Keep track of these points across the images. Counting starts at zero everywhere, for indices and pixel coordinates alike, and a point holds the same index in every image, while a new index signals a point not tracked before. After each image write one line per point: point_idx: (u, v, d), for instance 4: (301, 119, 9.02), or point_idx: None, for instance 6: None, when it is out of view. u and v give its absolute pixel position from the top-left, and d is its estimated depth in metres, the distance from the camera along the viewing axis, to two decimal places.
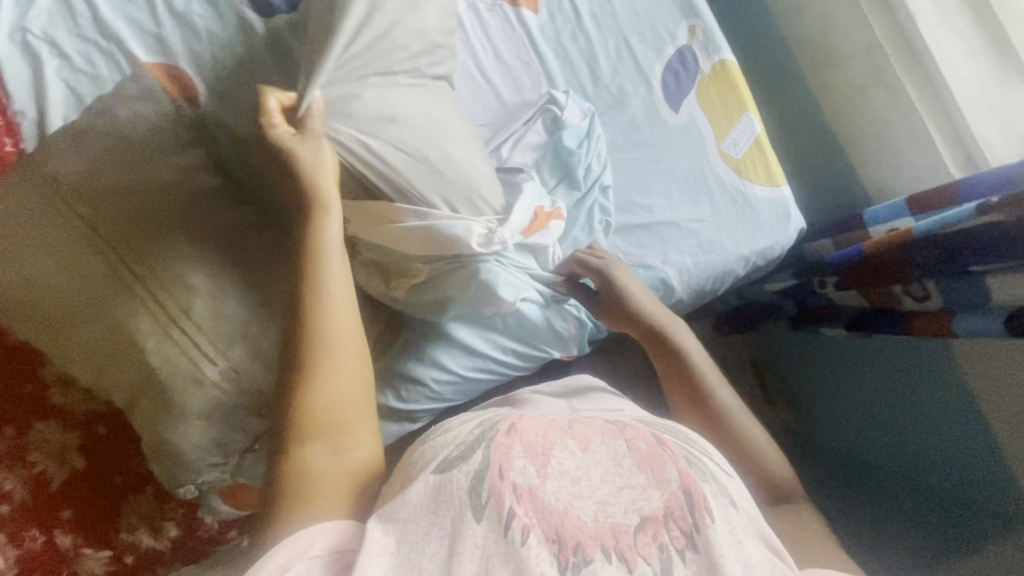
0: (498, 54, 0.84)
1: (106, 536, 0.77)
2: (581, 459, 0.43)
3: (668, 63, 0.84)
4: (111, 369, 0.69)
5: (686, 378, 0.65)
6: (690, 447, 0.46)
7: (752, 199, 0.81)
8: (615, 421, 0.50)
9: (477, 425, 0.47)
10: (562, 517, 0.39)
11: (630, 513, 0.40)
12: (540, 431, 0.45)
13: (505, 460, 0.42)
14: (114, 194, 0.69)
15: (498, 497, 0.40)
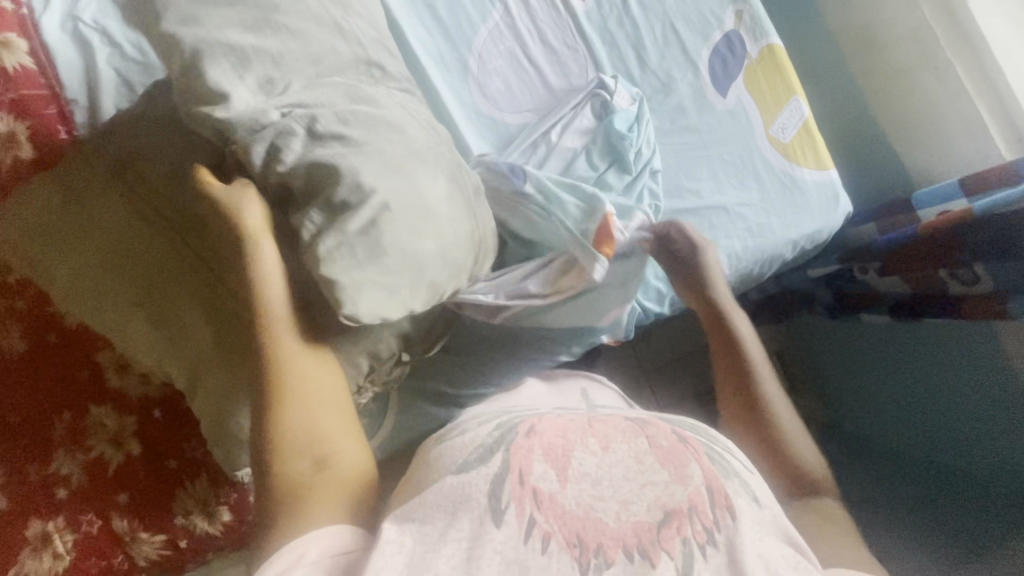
0: (545, 40, 0.84)
1: (161, 521, 0.77)
2: (601, 459, 0.45)
3: (716, 48, 0.84)
4: (175, 349, 0.69)
5: (740, 372, 0.70)
6: (711, 446, 0.50)
7: (800, 181, 0.82)
8: (635, 418, 0.53)
9: (495, 429, 0.50)
10: (583, 521, 0.41)
11: (653, 510, 0.42)
12: (560, 432, 0.48)
13: (525, 464, 0.43)
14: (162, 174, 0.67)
15: (518, 501, 0.41)
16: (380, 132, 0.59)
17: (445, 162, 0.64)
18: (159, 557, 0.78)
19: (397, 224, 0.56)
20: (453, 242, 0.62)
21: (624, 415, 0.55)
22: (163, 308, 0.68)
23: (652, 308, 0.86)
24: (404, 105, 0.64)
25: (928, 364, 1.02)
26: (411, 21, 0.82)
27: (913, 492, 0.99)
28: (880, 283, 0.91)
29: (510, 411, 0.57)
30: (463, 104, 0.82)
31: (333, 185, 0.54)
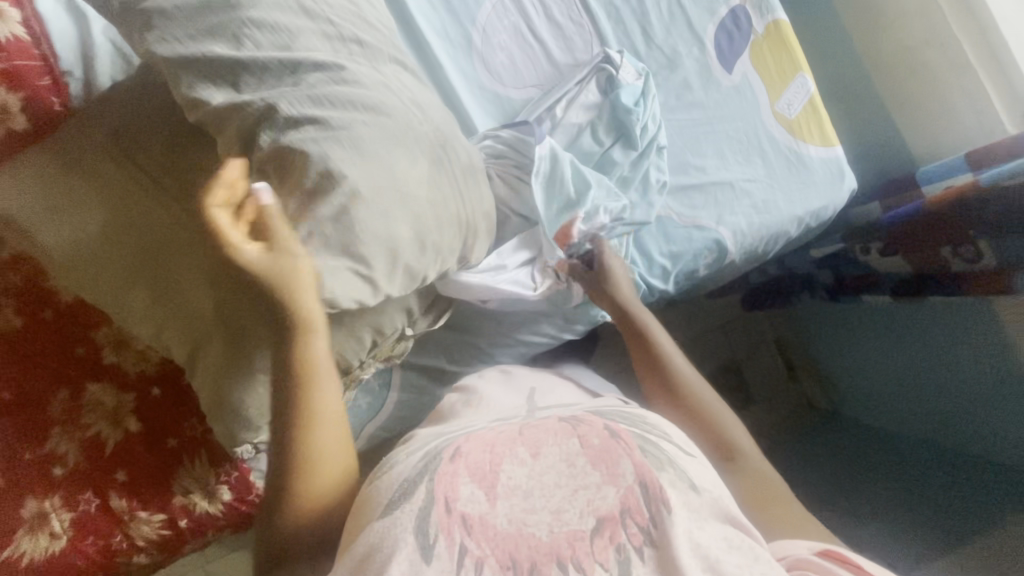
0: (549, 14, 0.83)
1: (161, 500, 0.76)
2: (532, 468, 0.47)
3: (722, 23, 0.83)
4: (170, 324, 0.67)
5: (658, 368, 0.70)
6: (644, 436, 0.50)
7: (805, 158, 0.81)
8: (569, 418, 0.54)
9: (421, 458, 0.49)
10: (515, 539, 0.42)
11: (586, 516, 0.44)
12: (485, 448, 0.49)
13: (450, 491, 0.45)
14: (153, 148, 0.66)
15: (447, 532, 0.43)
16: (356, 112, 0.57)
17: (428, 142, 0.62)
18: (158, 537, 0.76)
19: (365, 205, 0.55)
20: (433, 226, 0.61)
21: (560, 415, 0.56)
22: (165, 282, 0.67)
23: (657, 285, 0.81)
24: (387, 83, 0.62)
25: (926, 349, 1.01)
26: None
27: (899, 484, 1.01)
28: (879, 264, 0.92)
29: (444, 430, 0.57)
30: (467, 79, 0.82)
31: (302, 171, 0.54)
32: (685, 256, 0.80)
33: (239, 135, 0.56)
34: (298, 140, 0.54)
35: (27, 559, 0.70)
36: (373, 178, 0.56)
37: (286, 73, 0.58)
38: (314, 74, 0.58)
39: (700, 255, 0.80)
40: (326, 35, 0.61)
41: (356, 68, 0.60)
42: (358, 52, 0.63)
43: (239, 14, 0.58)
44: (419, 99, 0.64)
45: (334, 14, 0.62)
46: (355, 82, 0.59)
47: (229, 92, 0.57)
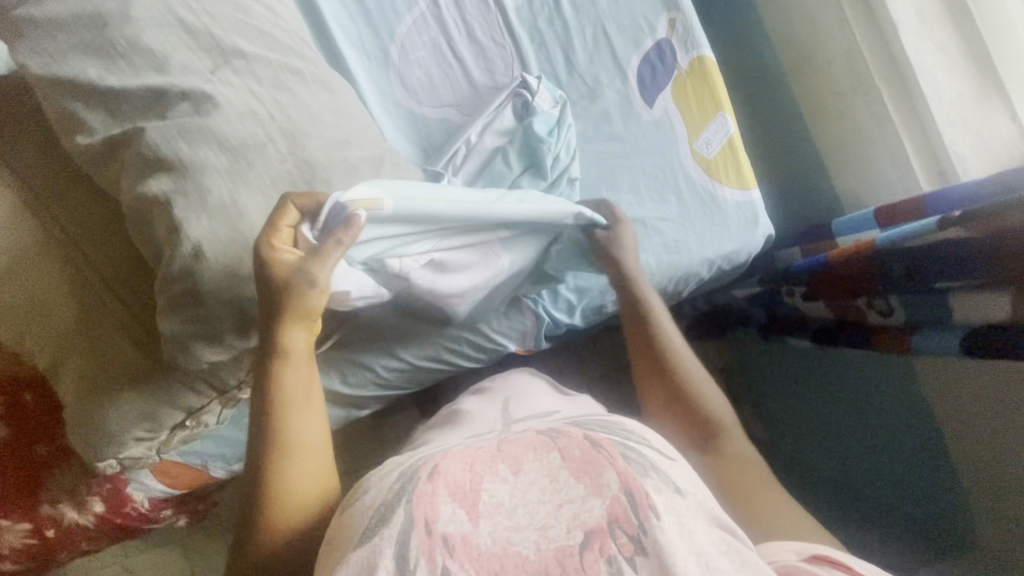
0: (470, 33, 0.81)
1: (26, 509, 0.73)
2: (514, 485, 0.42)
3: (646, 56, 0.81)
4: (34, 330, 0.63)
5: (665, 379, 0.68)
6: (624, 443, 0.45)
7: (721, 200, 0.80)
8: (548, 429, 0.48)
9: (396, 479, 0.43)
10: (500, 559, 0.38)
11: (573, 531, 0.39)
12: (465, 464, 0.43)
13: (430, 512, 0.39)
14: (14, 160, 0.63)
15: (428, 556, 0.37)
16: (213, 152, 0.57)
17: (293, 182, 0.60)
18: (21, 545, 0.76)
19: (199, 242, 0.55)
20: None
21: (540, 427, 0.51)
22: (26, 288, 0.62)
23: (562, 317, 0.83)
24: (249, 100, 0.59)
25: (852, 374, 0.98)
26: (333, 3, 0.78)
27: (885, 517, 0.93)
28: (809, 308, 0.91)
29: (416, 451, 0.50)
30: (382, 95, 0.79)
31: (179, 204, 0.55)
32: (589, 291, 0.83)
33: (115, 165, 0.58)
34: (154, 191, 0.55)
35: None
36: (211, 219, 0.56)
37: (160, 99, 0.57)
38: (180, 106, 0.57)
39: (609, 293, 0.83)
40: (203, 49, 0.59)
41: (225, 96, 0.58)
42: (232, 70, 0.60)
43: (119, 33, 0.57)
44: (296, 122, 0.61)
45: (215, 26, 0.60)
46: (223, 117, 0.58)
47: (111, 111, 0.57)
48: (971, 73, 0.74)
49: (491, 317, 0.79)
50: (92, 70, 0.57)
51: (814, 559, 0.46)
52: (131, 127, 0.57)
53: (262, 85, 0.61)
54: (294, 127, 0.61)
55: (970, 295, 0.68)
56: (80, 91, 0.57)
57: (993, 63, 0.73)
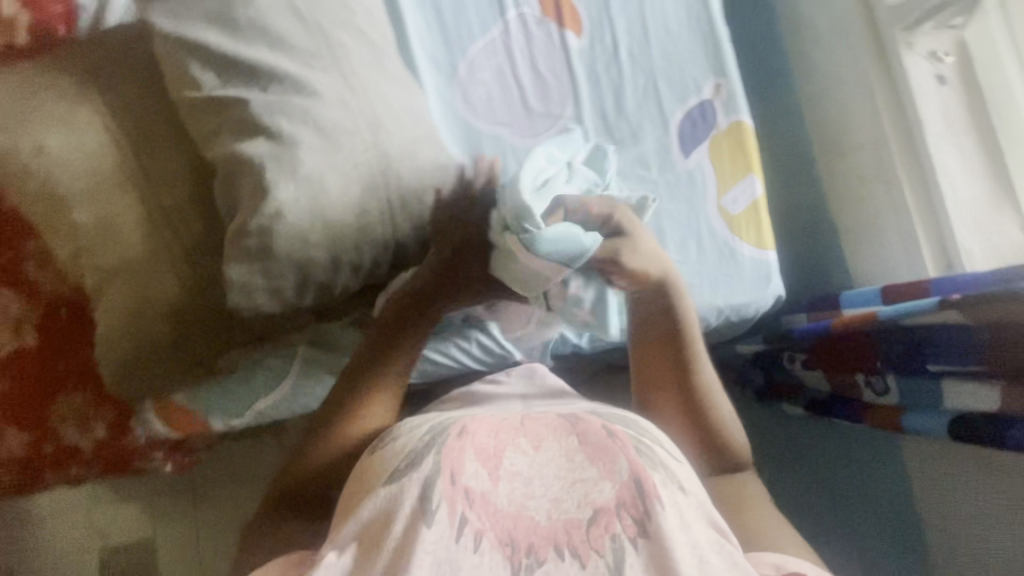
0: (534, 65, 0.88)
1: (35, 421, 0.78)
2: (533, 458, 0.48)
3: (689, 112, 0.88)
4: (98, 247, 0.67)
5: (682, 379, 0.70)
6: (638, 438, 0.51)
7: (738, 254, 0.84)
8: (567, 413, 0.54)
9: (425, 433, 0.51)
10: (513, 518, 0.45)
11: (583, 508, 0.46)
12: (491, 432, 0.50)
13: (457, 463, 0.47)
14: (116, 93, 0.70)
15: (450, 501, 0.45)
16: (309, 133, 0.63)
17: (367, 167, 0.66)
18: (21, 456, 0.79)
19: (278, 197, 0.61)
20: (346, 245, 0.66)
21: (558, 411, 0.56)
22: (98, 209, 0.67)
23: (570, 336, 0.88)
24: (331, 83, 0.66)
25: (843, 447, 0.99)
26: (418, 18, 0.87)
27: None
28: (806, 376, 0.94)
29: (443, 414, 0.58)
30: (446, 103, 0.86)
31: (256, 162, 0.61)
32: None
33: (215, 126, 0.64)
34: (239, 149, 0.62)
35: None
36: (285, 180, 0.62)
37: (264, 76, 0.64)
38: (285, 86, 0.64)
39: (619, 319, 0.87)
40: (302, 30, 0.66)
41: (320, 85, 0.65)
42: (328, 58, 0.67)
43: (235, 8, 0.64)
44: (377, 114, 0.67)
45: (316, 13, 0.67)
46: (320, 103, 0.64)
47: (213, 71, 0.64)
48: (988, 179, 0.80)
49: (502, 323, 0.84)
50: (203, 34, 0.64)
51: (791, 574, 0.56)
52: (233, 93, 0.63)
53: (350, 75, 0.67)
54: (372, 116, 0.67)
55: (958, 384, 0.71)
56: (189, 49, 0.64)
57: (1009, 173, 0.79)
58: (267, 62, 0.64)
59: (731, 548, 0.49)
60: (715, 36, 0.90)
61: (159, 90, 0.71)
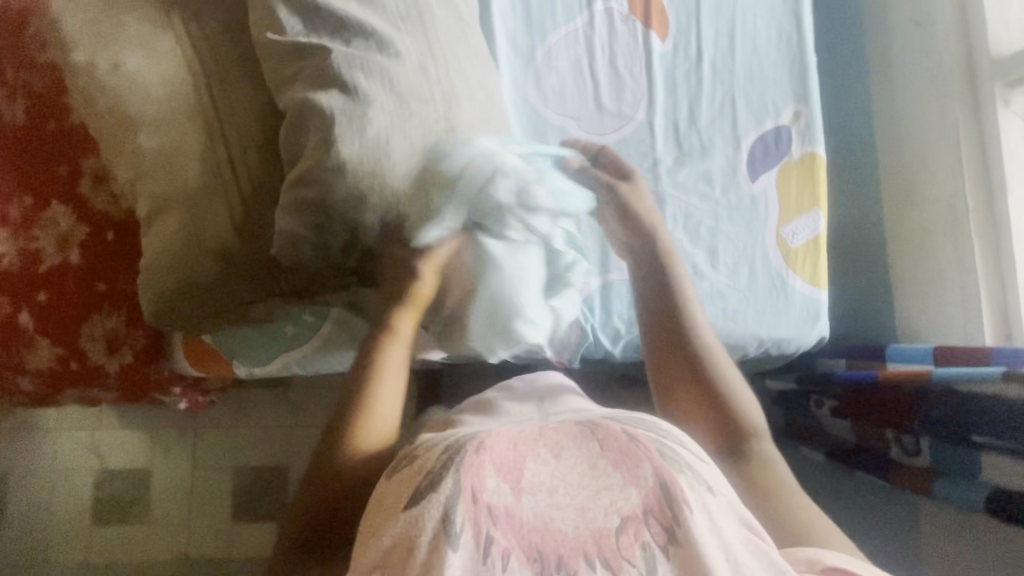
0: (613, 62, 0.86)
1: (66, 337, 0.76)
2: (555, 468, 0.42)
3: (763, 135, 0.85)
4: (156, 176, 0.68)
5: (689, 357, 0.65)
6: (662, 440, 0.45)
7: (789, 288, 0.82)
8: (585, 419, 0.48)
9: (443, 451, 0.45)
10: (540, 532, 0.40)
11: (610, 515, 0.40)
12: (509, 444, 0.44)
13: (477, 482, 0.41)
14: (197, 24, 0.70)
15: (474, 522, 0.39)
16: (384, 94, 0.62)
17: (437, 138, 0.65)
18: (48, 369, 0.78)
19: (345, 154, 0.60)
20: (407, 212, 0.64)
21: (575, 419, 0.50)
22: (166, 137, 0.68)
23: (604, 342, 0.87)
24: (415, 47, 0.65)
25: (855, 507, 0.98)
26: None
27: None
28: (833, 423, 0.92)
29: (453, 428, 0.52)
30: (518, 87, 0.85)
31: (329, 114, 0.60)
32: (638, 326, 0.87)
33: (292, 72, 0.63)
34: (313, 100, 0.61)
35: None
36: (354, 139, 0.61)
37: (350, 29, 0.63)
38: (370, 41, 0.63)
39: None
40: None
41: (404, 47, 0.64)
42: (415, 22, 0.65)
43: None
44: (455, 86, 0.66)
45: None
46: (399, 66, 0.63)
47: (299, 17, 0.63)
48: None
49: None
50: None
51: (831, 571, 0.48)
52: (315, 42, 0.62)
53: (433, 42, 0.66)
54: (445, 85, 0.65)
55: (1002, 461, 0.69)
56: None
57: None
58: (356, 16, 0.63)
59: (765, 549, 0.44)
60: (803, 60, 0.87)
61: (239, 28, 0.71)
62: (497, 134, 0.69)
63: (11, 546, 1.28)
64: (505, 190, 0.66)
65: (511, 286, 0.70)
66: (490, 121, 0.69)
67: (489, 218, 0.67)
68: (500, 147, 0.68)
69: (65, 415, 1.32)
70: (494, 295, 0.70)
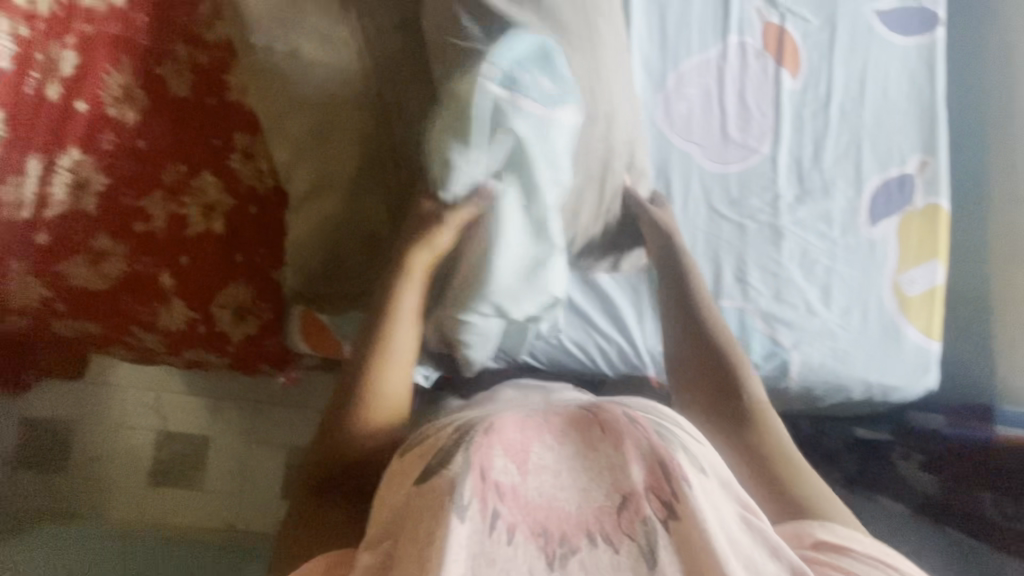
0: (741, 95, 0.88)
1: (200, 301, 0.81)
2: (559, 451, 0.45)
3: (887, 181, 0.86)
4: (316, 155, 0.75)
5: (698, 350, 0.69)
6: (660, 423, 0.47)
7: (902, 336, 0.82)
8: (588, 403, 0.50)
9: (456, 430, 0.48)
10: (546, 511, 0.42)
11: (613, 491, 0.43)
12: (519, 427, 0.46)
13: (486, 460, 0.43)
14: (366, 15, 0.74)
15: (482, 497, 0.42)
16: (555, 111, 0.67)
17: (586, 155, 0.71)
18: (174, 331, 0.82)
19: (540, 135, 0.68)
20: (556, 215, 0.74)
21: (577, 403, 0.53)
22: (330, 119, 0.74)
23: None
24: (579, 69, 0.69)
25: None
26: (642, 24, 0.88)
27: None
28: (916, 476, 0.95)
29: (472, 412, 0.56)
30: (647, 110, 0.87)
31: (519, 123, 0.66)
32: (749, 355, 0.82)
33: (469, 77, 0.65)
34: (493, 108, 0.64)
35: (71, 280, 0.79)
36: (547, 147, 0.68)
37: None
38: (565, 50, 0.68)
39: (763, 365, 0.82)
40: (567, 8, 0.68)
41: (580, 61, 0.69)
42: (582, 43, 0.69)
43: None
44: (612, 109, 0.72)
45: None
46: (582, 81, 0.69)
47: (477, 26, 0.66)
48: None
49: (641, 331, 0.85)
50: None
51: (823, 545, 0.49)
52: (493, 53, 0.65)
53: (592, 63, 0.70)
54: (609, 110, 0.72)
55: None
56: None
57: None
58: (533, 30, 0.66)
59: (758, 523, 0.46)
60: (933, 112, 0.87)
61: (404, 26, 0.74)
62: (563, 106, 0.64)
63: (82, 488, 1.42)
64: (558, 154, 0.65)
65: (520, 212, 0.67)
66: (559, 76, 0.64)
67: (534, 198, 0.66)
68: (549, 106, 0.64)
69: (131, 374, 1.43)
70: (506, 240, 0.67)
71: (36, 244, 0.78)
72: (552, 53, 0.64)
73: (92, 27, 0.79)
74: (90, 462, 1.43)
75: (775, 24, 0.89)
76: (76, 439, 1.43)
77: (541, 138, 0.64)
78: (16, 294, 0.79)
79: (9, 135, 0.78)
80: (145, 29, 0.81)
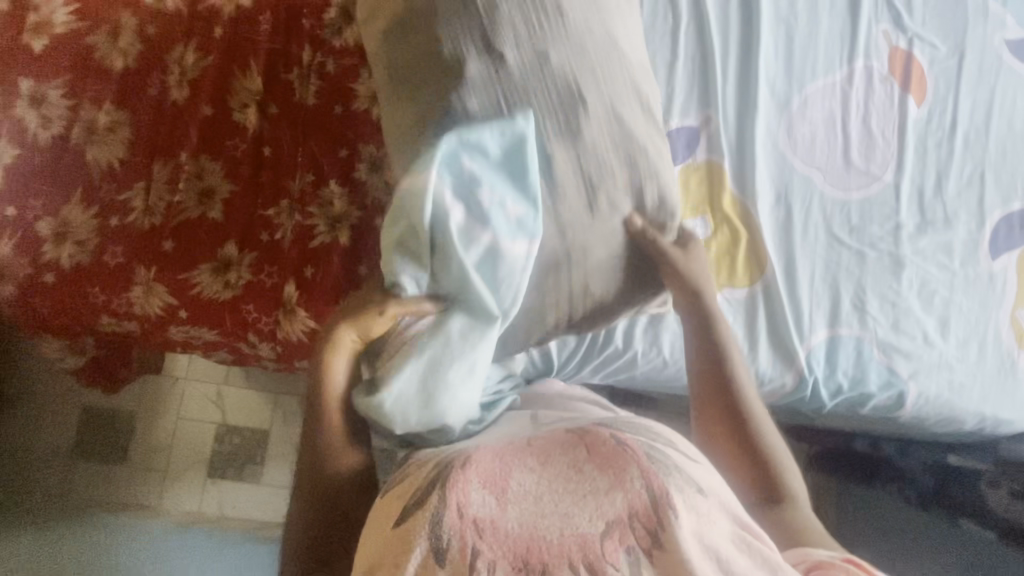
0: (867, 120, 0.87)
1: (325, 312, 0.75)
2: (541, 475, 0.39)
3: (1008, 215, 0.87)
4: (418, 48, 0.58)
5: (724, 401, 0.65)
6: (649, 444, 0.41)
7: (1017, 368, 0.84)
8: (576, 428, 0.45)
9: (436, 465, 0.43)
10: (527, 542, 0.36)
11: (595, 520, 0.37)
12: (496, 455, 0.41)
13: (462, 496, 0.38)
14: None
15: (460, 535, 0.36)
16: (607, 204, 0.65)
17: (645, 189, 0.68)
18: (296, 341, 0.77)
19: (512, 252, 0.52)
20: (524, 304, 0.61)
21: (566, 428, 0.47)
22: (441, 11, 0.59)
23: (824, 396, 0.81)
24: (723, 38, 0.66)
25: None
26: (770, 40, 0.87)
27: None
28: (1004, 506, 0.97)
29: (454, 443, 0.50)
30: (769, 133, 0.86)
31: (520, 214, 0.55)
32: (864, 384, 0.81)
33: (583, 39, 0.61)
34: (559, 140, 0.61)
35: (197, 289, 0.76)
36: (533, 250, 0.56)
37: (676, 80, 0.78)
38: (561, 110, 0.58)
39: (879, 394, 0.81)
40: None
41: (590, 134, 0.59)
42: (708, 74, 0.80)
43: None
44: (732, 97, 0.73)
45: None
46: (582, 144, 0.59)
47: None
48: None
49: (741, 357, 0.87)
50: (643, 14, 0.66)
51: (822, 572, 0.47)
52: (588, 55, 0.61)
53: None
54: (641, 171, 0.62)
55: None
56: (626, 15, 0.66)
57: None
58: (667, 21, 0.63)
59: (760, 553, 0.39)
60: None
61: None
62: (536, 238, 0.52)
63: (130, 483, 1.23)
64: (524, 277, 0.53)
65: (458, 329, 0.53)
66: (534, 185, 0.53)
67: (479, 309, 0.52)
68: (511, 232, 0.51)
69: (197, 363, 1.29)
70: (430, 362, 0.51)
71: (161, 251, 0.76)
72: (529, 155, 0.53)
73: (221, 30, 0.79)
74: (141, 456, 1.25)
75: (901, 48, 0.88)
76: (131, 431, 1.25)
77: (494, 264, 0.51)
78: (138, 302, 0.76)
79: (136, 138, 0.77)
80: (269, 33, 0.79)
